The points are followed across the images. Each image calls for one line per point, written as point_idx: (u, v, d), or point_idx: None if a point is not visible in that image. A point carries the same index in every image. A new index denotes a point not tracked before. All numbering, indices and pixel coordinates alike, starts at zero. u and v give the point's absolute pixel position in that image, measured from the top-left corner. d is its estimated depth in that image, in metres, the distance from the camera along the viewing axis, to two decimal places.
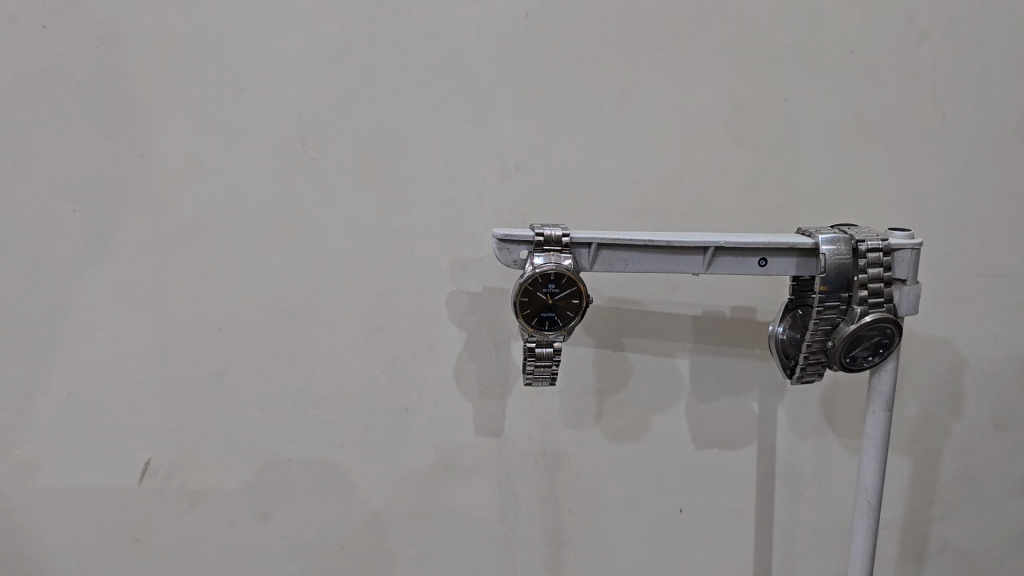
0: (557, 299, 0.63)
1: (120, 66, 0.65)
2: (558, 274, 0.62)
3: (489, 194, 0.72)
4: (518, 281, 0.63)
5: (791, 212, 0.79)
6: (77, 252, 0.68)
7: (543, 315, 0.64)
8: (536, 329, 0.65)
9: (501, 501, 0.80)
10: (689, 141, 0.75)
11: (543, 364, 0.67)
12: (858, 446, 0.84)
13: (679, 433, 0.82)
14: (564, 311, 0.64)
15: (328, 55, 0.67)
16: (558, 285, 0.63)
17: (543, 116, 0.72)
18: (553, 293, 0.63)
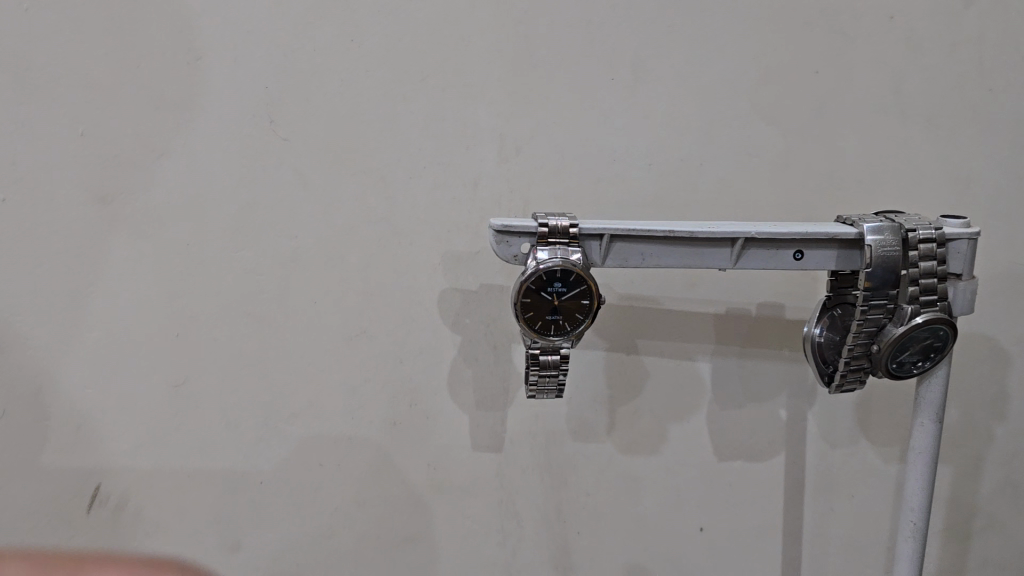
0: (564, 300, 0.55)
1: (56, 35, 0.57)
2: (566, 272, 0.54)
3: (485, 179, 0.64)
4: (519, 279, 0.55)
5: (824, 197, 0.71)
6: (10, 248, 0.60)
7: (548, 319, 0.56)
8: (541, 334, 0.56)
9: (500, 521, 0.72)
10: (710, 119, 0.67)
11: (549, 373, 0.59)
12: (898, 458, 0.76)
13: (698, 444, 0.74)
14: (573, 314, 0.56)
15: (298, 21, 0.58)
16: (565, 283, 0.55)
17: (546, 90, 0.63)
18: (559, 293, 0.55)
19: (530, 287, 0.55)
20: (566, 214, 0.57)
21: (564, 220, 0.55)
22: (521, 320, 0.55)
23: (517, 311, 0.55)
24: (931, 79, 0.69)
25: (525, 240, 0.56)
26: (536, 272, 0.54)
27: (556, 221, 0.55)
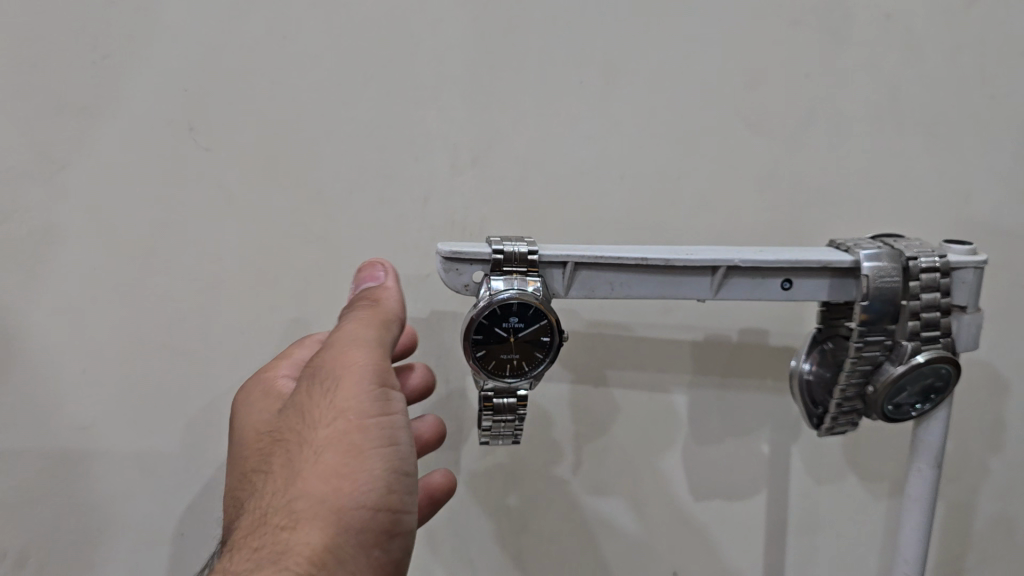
0: (520, 338, 0.48)
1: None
2: (522, 307, 0.47)
3: (437, 193, 0.58)
4: (470, 313, 0.48)
5: (813, 214, 0.64)
6: None
7: (501, 359, 0.49)
8: (496, 375, 0.49)
9: (454, 560, 0.68)
10: (689, 128, 0.60)
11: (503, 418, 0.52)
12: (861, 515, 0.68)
13: (670, 482, 0.68)
14: (531, 353, 0.49)
15: (222, 13, 0.52)
16: (523, 318, 0.48)
17: (505, 94, 0.57)
18: (517, 329, 0.48)
19: (481, 322, 0.48)
20: (523, 239, 0.50)
21: (521, 245, 0.49)
22: (473, 360, 0.48)
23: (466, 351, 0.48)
24: (932, 85, 0.62)
25: (477, 267, 0.49)
26: (486, 306, 0.47)
27: (512, 248, 0.49)
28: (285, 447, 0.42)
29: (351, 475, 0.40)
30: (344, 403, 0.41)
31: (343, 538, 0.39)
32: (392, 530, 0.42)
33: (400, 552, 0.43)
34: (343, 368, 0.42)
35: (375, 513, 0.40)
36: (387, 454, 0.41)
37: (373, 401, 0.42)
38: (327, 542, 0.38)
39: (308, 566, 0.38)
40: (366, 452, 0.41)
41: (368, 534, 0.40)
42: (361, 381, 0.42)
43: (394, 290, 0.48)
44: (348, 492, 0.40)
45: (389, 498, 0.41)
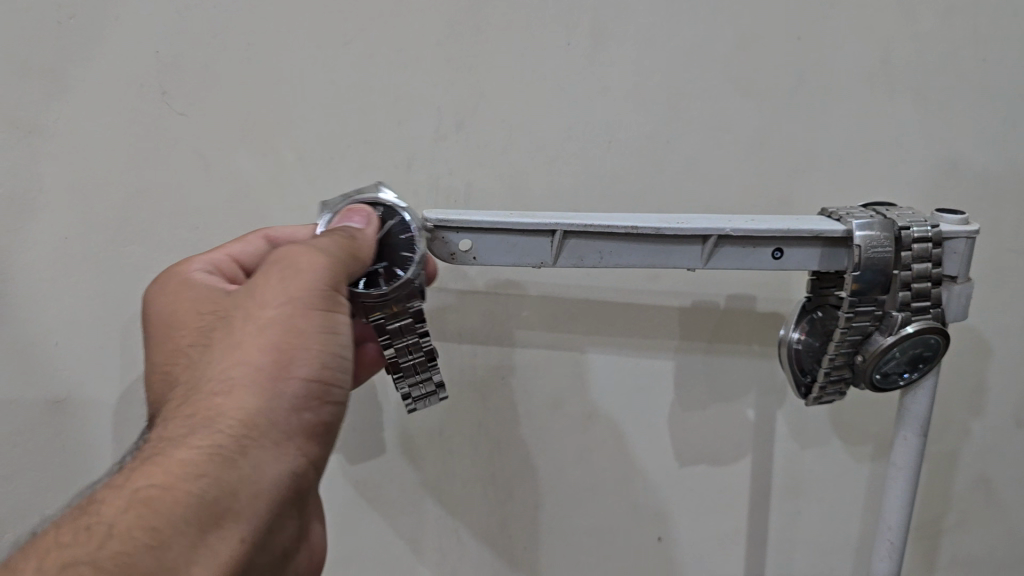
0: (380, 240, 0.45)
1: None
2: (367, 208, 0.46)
3: (421, 158, 0.57)
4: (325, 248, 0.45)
5: (803, 178, 0.63)
6: None
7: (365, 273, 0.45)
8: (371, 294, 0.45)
9: (441, 525, 0.68)
10: (676, 91, 0.59)
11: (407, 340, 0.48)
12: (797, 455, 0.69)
13: (656, 448, 0.68)
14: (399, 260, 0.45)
15: None
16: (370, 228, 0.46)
17: (491, 56, 0.55)
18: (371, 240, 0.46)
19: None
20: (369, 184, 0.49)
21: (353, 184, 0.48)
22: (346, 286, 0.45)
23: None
24: (927, 49, 0.60)
25: (464, 237, 0.48)
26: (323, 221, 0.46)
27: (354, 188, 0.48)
28: (228, 321, 0.41)
29: (291, 354, 0.40)
30: (295, 290, 0.41)
31: (271, 411, 0.39)
32: (321, 406, 0.41)
33: (327, 426, 0.42)
34: (304, 261, 0.41)
35: (306, 386, 0.40)
36: (327, 342, 0.41)
37: (323, 290, 0.41)
38: (257, 413, 0.38)
39: (238, 433, 0.37)
40: (307, 335, 0.40)
41: (297, 410, 0.40)
42: (318, 275, 0.41)
43: (372, 234, 0.44)
44: (287, 368, 0.39)
45: (325, 376, 0.41)
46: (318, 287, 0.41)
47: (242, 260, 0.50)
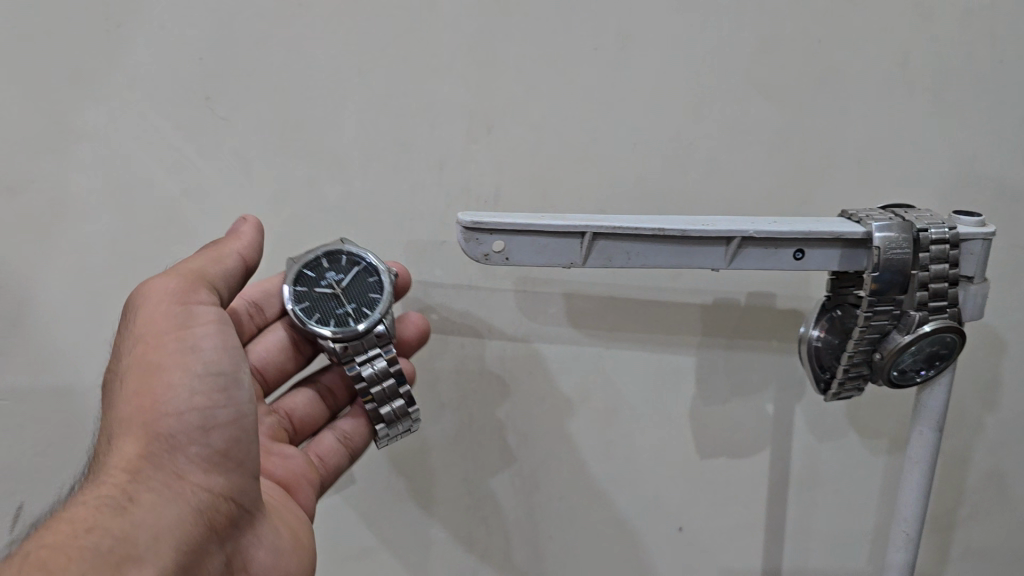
0: (347, 285, 0.56)
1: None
2: (331, 258, 0.56)
3: (453, 159, 0.58)
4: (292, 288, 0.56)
5: (822, 179, 0.65)
6: None
7: (335, 314, 0.56)
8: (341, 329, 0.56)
9: (469, 514, 0.70)
10: (699, 94, 0.60)
11: (378, 381, 0.58)
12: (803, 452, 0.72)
13: (677, 441, 0.69)
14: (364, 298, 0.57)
15: None
16: (338, 269, 0.56)
17: (521, 60, 0.57)
18: (337, 279, 0.56)
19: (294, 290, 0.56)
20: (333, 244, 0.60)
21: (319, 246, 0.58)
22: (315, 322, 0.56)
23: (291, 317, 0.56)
24: (947, 52, 0.61)
25: (497, 238, 0.50)
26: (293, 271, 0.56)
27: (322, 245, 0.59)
28: (112, 380, 0.48)
29: (157, 388, 0.47)
30: (148, 328, 0.48)
31: (155, 442, 0.46)
32: (205, 431, 0.47)
33: (223, 449, 0.48)
34: (152, 300, 0.49)
35: (183, 417, 0.47)
36: (184, 364, 0.47)
37: (171, 320, 0.48)
38: (145, 448, 0.46)
39: (124, 470, 0.45)
40: (159, 371, 0.47)
41: (178, 436, 0.46)
42: (165, 308, 0.48)
43: (247, 229, 0.53)
44: (156, 402, 0.46)
45: (197, 401, 0.47)
46: (163, 318, 0.48)
47: None
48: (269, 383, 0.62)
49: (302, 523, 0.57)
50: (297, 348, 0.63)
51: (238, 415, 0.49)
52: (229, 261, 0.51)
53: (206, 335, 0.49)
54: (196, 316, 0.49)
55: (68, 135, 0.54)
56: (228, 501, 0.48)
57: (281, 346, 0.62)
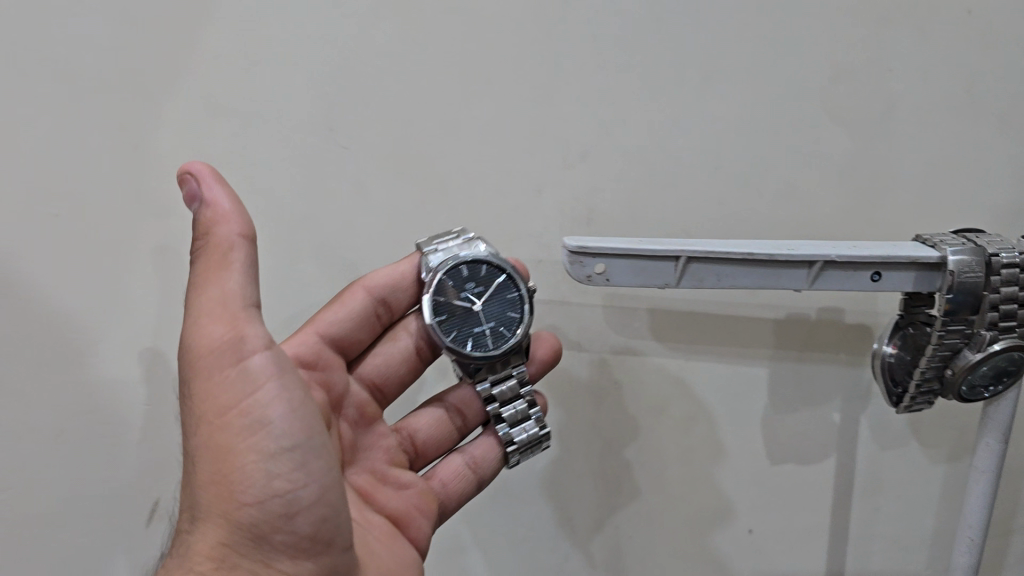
0: (487, 300, 0.60)
1: (107, 40, 0.57)
2: (471, 269, 0.59)
3: (550, 185, 0.63)
4: (432, 296, 0.58)
5: (896, 203, 0.68)
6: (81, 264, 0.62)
7: (474, 333, 0.59)
8: (482, 347, 0.59)
9: (552, 515, 0.74)
10: (778, 122, 0.64)
11: (510, 403, 0.62)
12: (871, 461, 0.75)
13: (749, 447, 0.74)
14: (503, 315, 0.60)
15: (358, 19, 0.58)
16: (478, 281, 0.59)
17: (613, 91, 0.61)
18: (476, 293, 0.59)
19: (436, 300, 0.58)
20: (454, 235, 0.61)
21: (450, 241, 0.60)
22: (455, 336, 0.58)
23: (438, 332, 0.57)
24: (1014, 82, 0.65)
25: (599, 261, 0.54)
26: (437, 279, 0.58)
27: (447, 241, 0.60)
28: (185, 432, 0.46)
29: (235, 475, 0.44)
30: (211, 401, 0.44)
31: (239, 533, 0.44)
32: (290, 518, 0.45)
33: (311, 533, 0.46)
34: (202, 356, 0.44)
35: (265, 507, 0.44)
36: (258, 441, 0.44)
37: (232, 387, 0.44)
38: (228, 539, 0.44)
39: (209, 564, 0.43)
40: (231, 446, 0.44)
41: (262, 525, 0.44)
42: (219, 371, 0.44)
43: (218, 192, 0.43)
44: (234, 488, 0.44)
45: (277, 486, 0.44)
46: (226, 387, 0.44)
47: (327, 329, 0.58)
48: (391, 393, 0.63)
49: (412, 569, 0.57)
50: (420, 358, 0.63)
51: (320, 495, 0.46)
52: (245, 273, 0.44)
53: (274, 398, 0.45)
54: (254, 376, 0.44)
55: (207, 159, 0.61)
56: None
57: (403, 354, 0.62)
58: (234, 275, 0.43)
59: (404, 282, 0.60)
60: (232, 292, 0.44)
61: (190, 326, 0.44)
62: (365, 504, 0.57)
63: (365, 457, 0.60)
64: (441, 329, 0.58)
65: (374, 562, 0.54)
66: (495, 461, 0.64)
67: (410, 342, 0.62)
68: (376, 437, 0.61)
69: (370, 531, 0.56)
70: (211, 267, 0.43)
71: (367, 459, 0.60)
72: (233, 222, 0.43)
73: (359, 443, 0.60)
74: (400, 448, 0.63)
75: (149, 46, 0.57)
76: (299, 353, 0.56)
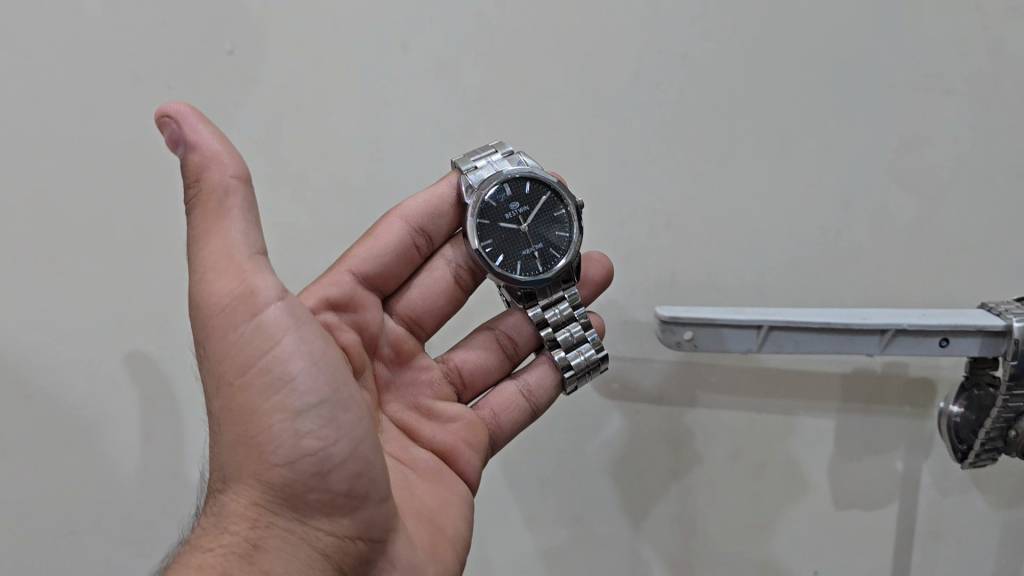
0: (530, 220, 0.62)
1: (273, 120, 0.70)
2: (515, 189, 0.61)
3: (637, 249, 0.72)
4: (480, 217, 0.60)
5: (966, 275, 0.71)
6: None
7: (524, 256, 0.62)
8: (533, 270, 0.62)
9: (629, 551, 0.79)
10: (847, 192, 0.71)
11: (565, 327, 0.64)
12: (938, 512, 0.78)
13: (816, 492, 0.77)
14: (550, 234, 0.63)
15: (475, 103, 0.70)
16: (523, 200, 0.62)
17: (693, 166, 0.70)
18: (523, 212, 0.62)
19: (482, 223, 0.60)
20: (488, 148, 0.64)
21: (482, 160, 0.62)
22: (506, 258, 0.61)
23: (488, 257, 0.59)
24: None
25: (688, 328, 0.61)
26: (483, 200, 0.59)
27: (483, 158, 0.62)
28: (208, 390, 0.47)
29: (263, 434, 0.45)
30: (232, 359, 0.45)
31: (272, 492, 0.45)
32: (324, 476, 0.45)
33: (346, 490, 0.46)
34: (213, 314, 0.45)
35: (296, 466, 0.45)
36: (280, 398, 0.45)
37: (250, 345, 0.45)
38: (262, 500, 0.45)
39: (247, 524, 0.44)
40: (255, 404, 0.45)
41: (296, 485, 0.45)
42: (233, 329, 0.45)
43: (211, 144, 0.43)
44: (264, 448, 0.45)
45: (307, 444, 0.45)
46: (244, 345, 0.45)
47: (359, 270, 0.58)
48: (430, 328, 0.64)
49: (460, 505, 0.57)
50: (458, 286, 0.64)
51: (351, 450, 0.46)
52: (245, 220, 0.44)
53: (294, 352, 0.45)
54: (270, 331, 0.45)
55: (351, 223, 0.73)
56: (357, 539, 0.47)
57: (441, 284, 0.63)
58: (236, 225, 0.44)
59: (438, 210, 0.61)
60: (237, 242, 0.44)
61: (197, 282, 0.45)
62: (405, 440, 0.58)
63: (406, 392, 0.61)
64: (490, 254, 0.60)
65: (416, 504, 0.54)
66: (549, 388, 0.63)
67: (448, 270, 0.63)
68: (416, 372, 0.62)
69: (409, 475, 0.56)
70: (210, 219, 0.44)
71: (409, 395, 0.61)
72: (225, 165, 0.42)
73: (397, 379, 0.61)
74: (447, 381, 0.63)
75: (302, 124, 0.70)
76: (331, 294, 0.56)
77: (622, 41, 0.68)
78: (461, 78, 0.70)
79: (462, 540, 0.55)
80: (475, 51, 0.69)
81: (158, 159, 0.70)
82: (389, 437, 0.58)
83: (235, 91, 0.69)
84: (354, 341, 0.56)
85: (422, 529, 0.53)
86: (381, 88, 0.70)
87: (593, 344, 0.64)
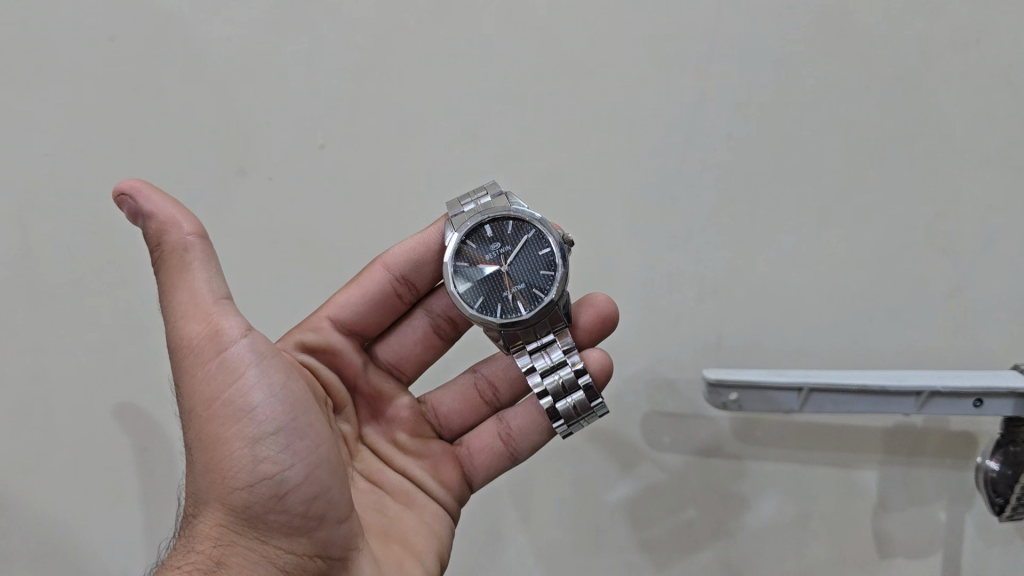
0: (513, 260, 0.65)
1: (356, 197, 0.78)
2: (497, 231, 0.65)
3: (686, 314, 0.78)
4: (458, 258, 0.63)
5: (1003, 338, 0.74)
6: None
7: (505, 299, 0.64)
8: (515, 312, 0.63)
9: None
10: (884, 257, 0.75)
11: (555, 372, 0.63)
12: (981, 563, 0.80)
13: (861, 542, 0.80)
14: (538, 274, 0.64)
15: (540, 181, 0.78)
16: (506, 240, 0.65)
17: (739, 236, 0.76)
18: (507, 252, 0.65)
19: (460, 265, 0.63)
20: (482, 193, 0.68)
21: (471, 204, 0.66)
22: (486, 300, 0.63)
23: (465, 300, 0.62)
24: None
25: (733, 391, 0.67)
26: (458, 240, 0.63)
27: (472, 202, 0.66)
28: (184, 427, 0.51)
29: (224, 461, 0.48)
30: (200, 396, 0.49)
31: (234, 515, 0.48)
32: (281, 498, 0.48)
33: (304, 512, 0.49)
34: (184, 356, 0.49)
35: (255, 490, 0.48)
36: (240, 427, 0.49)
37: (214, 380, 0.49)
38: (225, 521, 0.48)
39: (210, 543, 0.48)
40: (218, 434, 0.48)
41: (256, 507, 0.48)
42: (201, 367, 0.49)
43: (166, 210, 0.49)
44: (225, 474, 0.48)
45: (264, 468, 0.48)
46: (210, 380, 0.49)
47: (337, 317, 0.64)
48: (412, 373, 0.68)
49: (431, 527, 0.61)
50: (437, 334, 0.68)
51: (306, 475, 0.49)
52: (206, 271, 0.50)
53: (255, 384, 0.49)
54: (234, 365, 0.49)
55: None
56: (316, 558, 0.50)
57: (420, 332, 0.67)
58: (198, 276, 0.50)
59: (416, 260, 0.64)
60: (202, 290, 0.50)
61: (172, 329, 0.50)
62: (381, 466, 0.63)
63: (385, 429, 0.66)
64: (465, 298, 0.62)
65: (379, 525, 0.58)
66: (531, 434, 0.63)
67: (426, 318, 0.67)
68: (394, 412, 0.66)
69: (381, 498, 0.61)
70: (179, 274, 0.49)
71: (386, 428, 0.66)
72: (181, 226, 0.49)
73: (377, 415, 0.66)
74: (424, 420, 0.67)
75: (384, 201, 0.78)
76: (307, 340, 0.63)
77: (669, 125, 0.76)
78: (526, 159, 0.78)
79: (430, 561, 0.59)
80: (536, 138, 0.78)
81: (258, 229, 0.79)
82: (366, 464, 0.62)
83: (327, 173, 0.78)
84: (332, 381, 0.62)
85: (387, 547, 0.56)
86: (457, 167, 0.78)
87: (586, 391, 0.63)
